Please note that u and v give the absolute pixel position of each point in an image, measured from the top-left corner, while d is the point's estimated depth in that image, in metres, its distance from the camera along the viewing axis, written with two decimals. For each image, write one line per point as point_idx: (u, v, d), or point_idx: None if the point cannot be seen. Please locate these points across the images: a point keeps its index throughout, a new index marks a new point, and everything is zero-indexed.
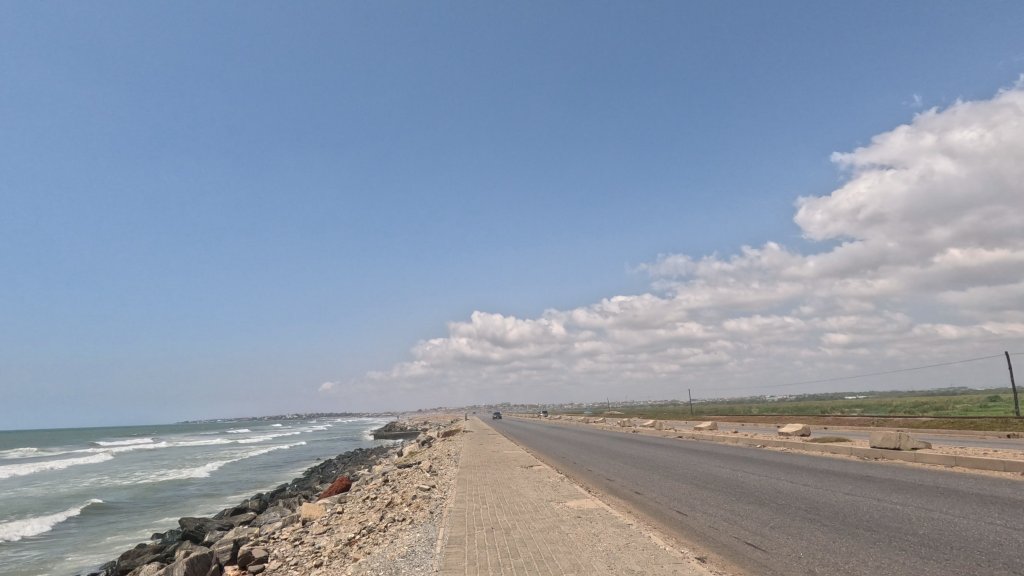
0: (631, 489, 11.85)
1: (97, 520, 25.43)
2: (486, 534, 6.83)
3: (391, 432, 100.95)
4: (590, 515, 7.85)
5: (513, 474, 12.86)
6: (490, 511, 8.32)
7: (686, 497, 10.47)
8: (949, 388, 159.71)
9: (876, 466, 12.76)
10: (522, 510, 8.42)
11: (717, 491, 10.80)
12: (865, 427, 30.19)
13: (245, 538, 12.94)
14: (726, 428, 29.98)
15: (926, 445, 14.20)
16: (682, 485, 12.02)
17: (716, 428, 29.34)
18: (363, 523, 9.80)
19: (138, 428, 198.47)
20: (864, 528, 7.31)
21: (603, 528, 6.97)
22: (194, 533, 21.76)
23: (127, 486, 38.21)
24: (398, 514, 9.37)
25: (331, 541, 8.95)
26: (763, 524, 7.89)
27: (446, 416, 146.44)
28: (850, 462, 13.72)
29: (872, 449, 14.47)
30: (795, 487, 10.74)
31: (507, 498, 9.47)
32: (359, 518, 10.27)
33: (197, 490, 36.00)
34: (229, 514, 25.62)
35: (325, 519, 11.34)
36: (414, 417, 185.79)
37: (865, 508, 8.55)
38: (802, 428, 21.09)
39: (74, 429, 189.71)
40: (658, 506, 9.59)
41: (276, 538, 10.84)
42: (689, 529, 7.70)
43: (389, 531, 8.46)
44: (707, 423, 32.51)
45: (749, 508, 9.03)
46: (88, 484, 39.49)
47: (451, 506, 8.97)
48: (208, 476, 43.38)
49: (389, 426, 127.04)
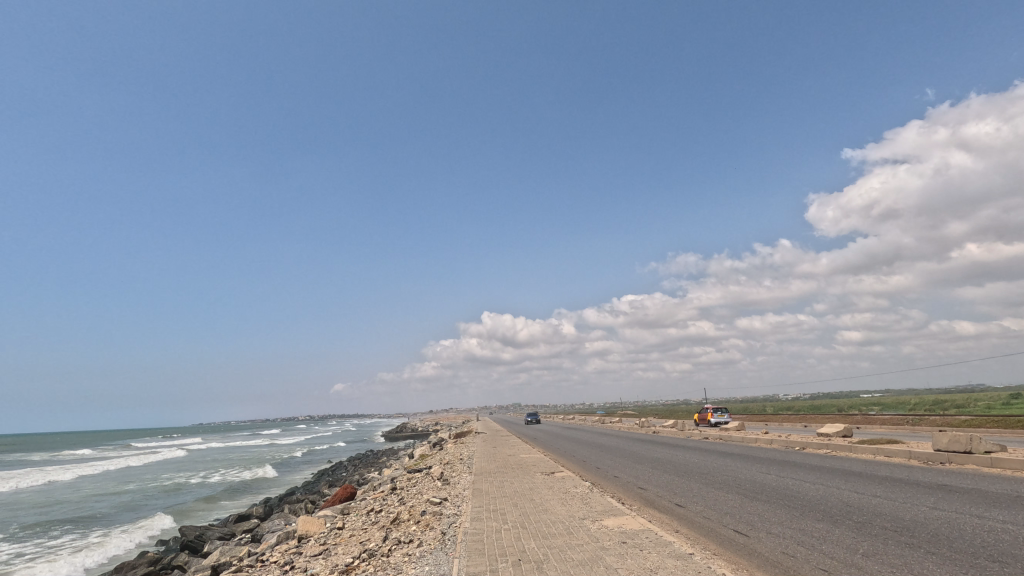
0: (672, 500, 10.38)
1: (96, 531, 24.34)
2: (513, 570, 5.41)
3: (404, 432, 99.67)
4: (638, 541, 6.40)
5: (535, 484, 11.42)
6: (512, 535, 6.88)
7: (740, 511, 8.98)
8: (968, 386, 155.68)
9: (947, 472, 11.22)
10: (552, 532, 7.00)
11: (775, 504, 9.27)
12: (903, 427, 28.30)
13: (236, 558, 11.63)
14: (754, 428, 28.20)
15: (1000, 447, 12.56)
16: (729, 495, 10.51)
17: (744, 429, 27.66)
18: (362, 545, 8.40)
19: (151, 428, 199.36)
20: (987, 559, 5.82)
21: (659, 561, 5.51)
22: (194, 543, 20.54)
23: (131, 493, 37.13)
24: (403, 535, 7.99)
25: (324, 567, 7.61)
26: (851, 550, 6.43)
27: (459, 417, 145.08)
28: (913, 467, 12.17)
29: (936, 453, 12.88)
30: (864, 499, 9.23)
31: (532, 515, 8.03)
32: (359, 539, 8.86)
33: (203, 496, 34.95)
34: (232, 522, 24.42)
35: (322, 537, 10.00)
36: (425, 418, 184.80)
37: (971, 529, 7.02)
38: (844, 427, 19.46)
39: (88, 430, 191.02)
40: (711, 524, 8.11)
41: (265, 560, 9.53)
42: (760, 557, 6.25)
43: (392, 559, 7.05)
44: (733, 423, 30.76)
45: (824, 528, 7.54)
46: (94, 490, 38.68)
47: (466, 527, 7.56)
48: (216, 482, 42.43)
49: (401, 426, 125.77)
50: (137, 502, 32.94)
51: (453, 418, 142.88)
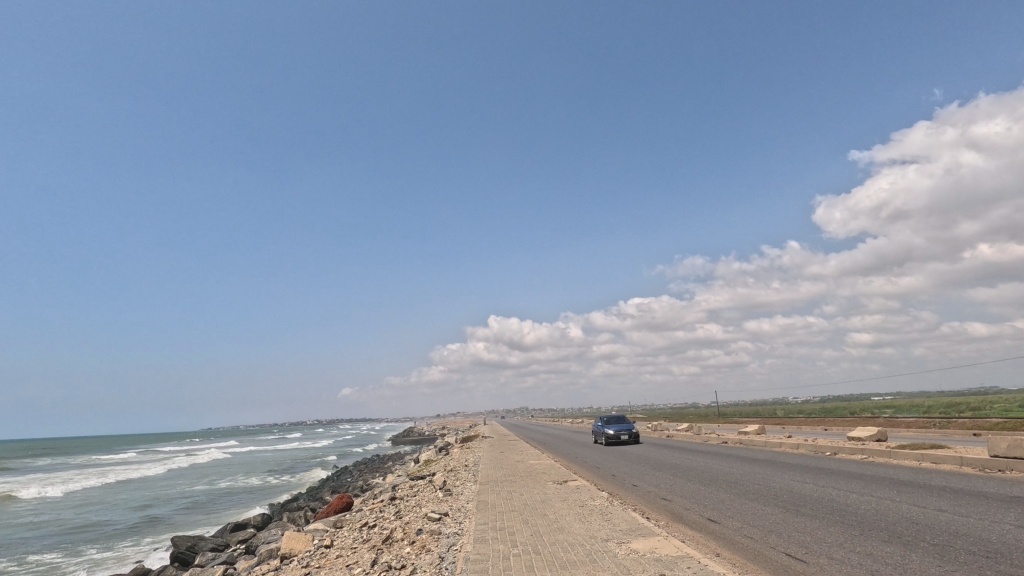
0: (704, 514, 9.12)
1: (86, 544, 23.32)
2: None
3: (410, 437, 98.45)
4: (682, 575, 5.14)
5: (546, 495, 10.20)
6: (525, 563, 5.68)
7: (788, 530, 7.72)
8: (983, 387, 152.39)
9: (1015, 482, 9.88)
10: (571, 559, 5.81)
11: (827, 521, 8.02)
12: (934, 431, 26.73)
13: None
14: (775, 432, 26.78)
15: None
16: (768, 509, 9.26)
17: (764, 432, 26.30)
18: (347, 570, 7.19)
19: (160, 433, 199.64)
20: None
21: None
22: (185, 556, 19.44)
23: (127, 503, 36.07)
24: (394, 560, 6.81)
25: None
26: None
27: (467, 421, 144.10)
28: (971, 475, 10.85)
29: (995, 461, 11.49)
30: (932, 515, 7.93)
31: (545, 537, 6.82)
32: (344, 561, 7.67)
33: (202, 505, 33.97)
34: (227, 533, 23.30)
35: (307, 557, 8.81)
36: (432, 422, 183.63)
37: None
38: (878, 432, 18.04)
39: (97, 435, 191.34)
40: (757, 546, 6.88)
41: None
42: None
43: None
44: (752, 426, 29.31)
45: (896, 553, 6.29)
46: (91, 500, 37.67)
47: (467, 551, 6.37)
48: (218, 489, 41.52)
49: (407, 430, 124.36)
50: (134, 512, 32.00)
51: (461, 422, 141.89)
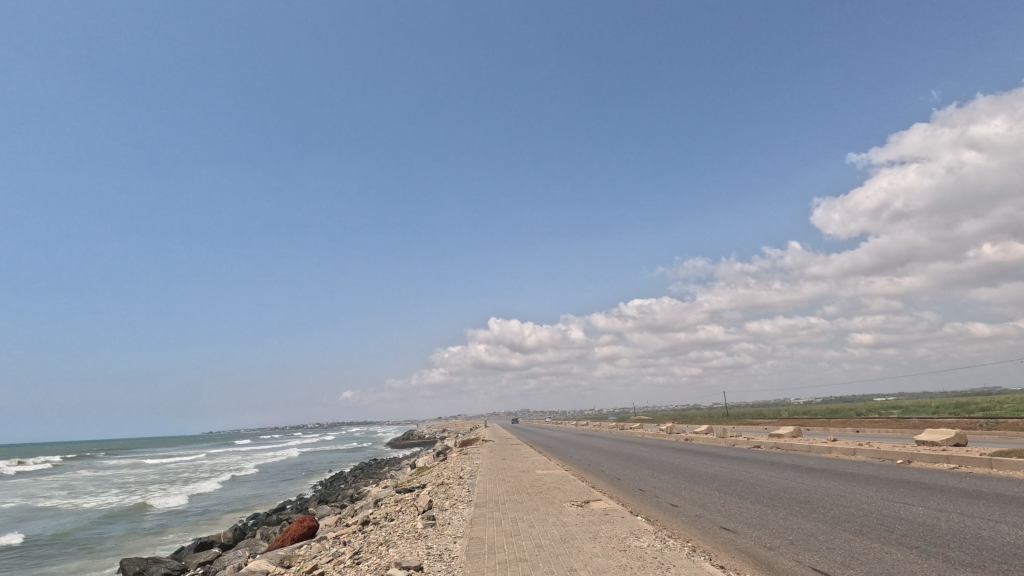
0: (803, 563, 6.15)
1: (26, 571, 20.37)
2: None
3: (409, 440, 95.39)
4: None
5: (567, 531, 7.17)
6: None
7: None
8: (989, 390, 149.14)
9: None
10: None
11: None
12: (992, 434, 23.54)
13: None
14: (814, 436, 23.71)
15: None
16: (899, 554, 6.29)
17: (801, 436, 23.33)
18: None
19: (153, 438, 196.03)
20: None
21: None
22: None
23: (93, 520, 33.05)
24: None
25: None
26: None
27: (467, 424, 142.10)
28: None
29: None
30: None
31: None
32: None
33: (175, 518, 31.15)
34: (189, 555, 20.49)
35: None
36: (433, 424, 181.32)
37: None
38: (955, 435, 15.01)
39: (88, 440, 187.82)
40: None
41: None
42: None
43: None
44: (785, 429, 26.18)
45: None
46: (56, 518, 34.60)
47: None
48: (198, 500, 38.58)
49: (408, 433, 121.45)
50: (99, 529, 29.19)
51: (462, 424, 140.26)
